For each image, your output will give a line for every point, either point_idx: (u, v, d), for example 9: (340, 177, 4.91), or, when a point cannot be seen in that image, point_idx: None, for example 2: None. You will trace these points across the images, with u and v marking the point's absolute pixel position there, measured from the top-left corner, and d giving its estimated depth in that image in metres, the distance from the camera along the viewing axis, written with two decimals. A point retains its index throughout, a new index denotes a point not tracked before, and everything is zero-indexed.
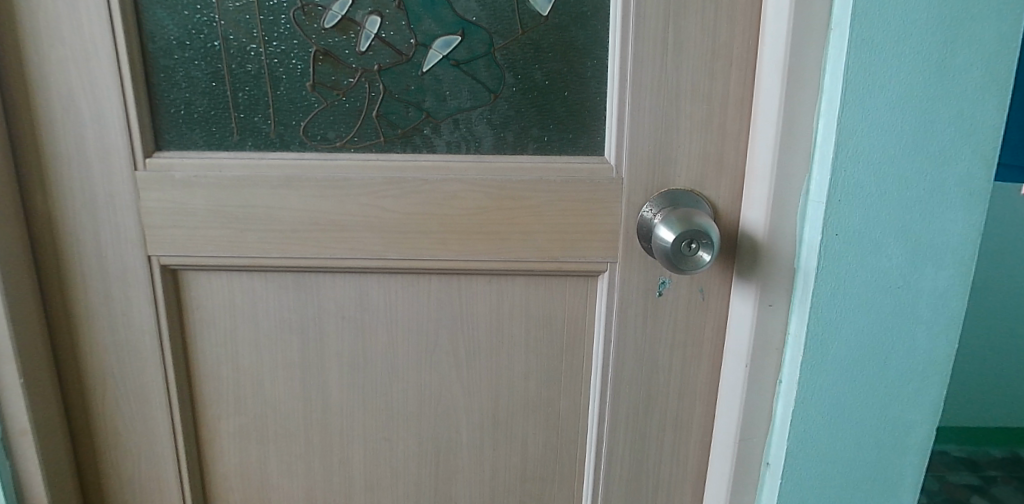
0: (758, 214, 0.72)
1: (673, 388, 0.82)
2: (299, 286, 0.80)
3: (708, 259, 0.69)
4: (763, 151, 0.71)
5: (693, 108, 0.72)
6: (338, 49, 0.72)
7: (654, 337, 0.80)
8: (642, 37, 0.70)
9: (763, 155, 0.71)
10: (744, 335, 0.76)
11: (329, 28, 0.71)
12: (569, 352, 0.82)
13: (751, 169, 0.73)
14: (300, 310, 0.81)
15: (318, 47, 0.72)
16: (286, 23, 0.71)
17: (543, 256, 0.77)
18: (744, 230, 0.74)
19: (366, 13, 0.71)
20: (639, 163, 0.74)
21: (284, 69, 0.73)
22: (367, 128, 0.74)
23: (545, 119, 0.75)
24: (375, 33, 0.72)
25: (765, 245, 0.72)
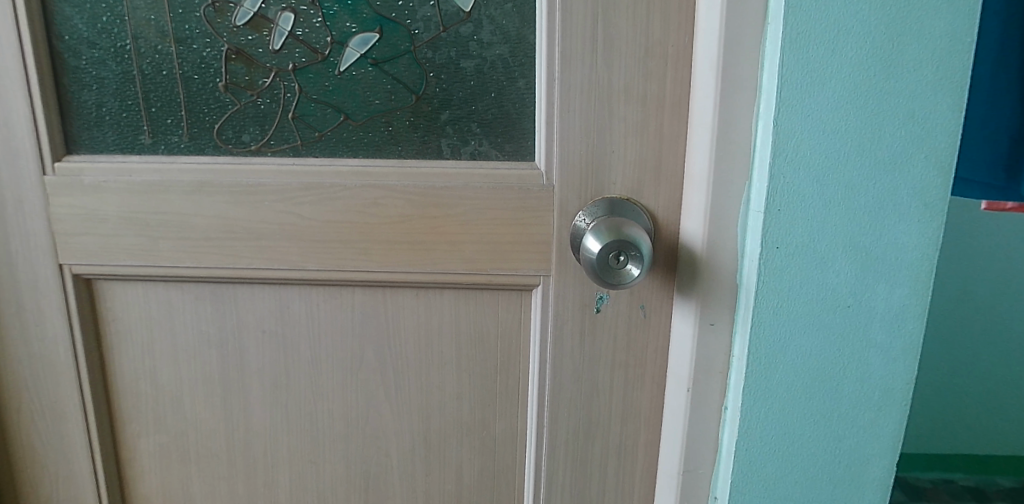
0: (697, 225, 0.67)
1: (615, 411, 0.76)
2: (218, 298, 0.76)
3: (638, 273, 0.64)
4: (700, 156, 0.66)
5: (627, 110, 0.68)
6: (251, 48, 0.69)
7: (592, 357, 0.74)
8: (569, 35, 0.66)
9: (700, 161, 0.66)
10: (686, 356, 0.70)
11: (241, 26, 0.68)
12: (503, 372, 0.77)
13: (690, 177, 0.68)
14: (219, 323, 0.76)
15: (231, 45, 0.68)
16: (197, 20, 0.68)
17: (470, 268, 0.72)
18: (683, 243, 0.69)
19: (279, 9, 0.68)
20: (570, 169, 0.69)
21: (197, 69, 0.69)
22: (283, 130, 0.71)
23: (470, 122, 0.70)
24: (289, 31, 0.68)
25: (704, 258, 0.67)
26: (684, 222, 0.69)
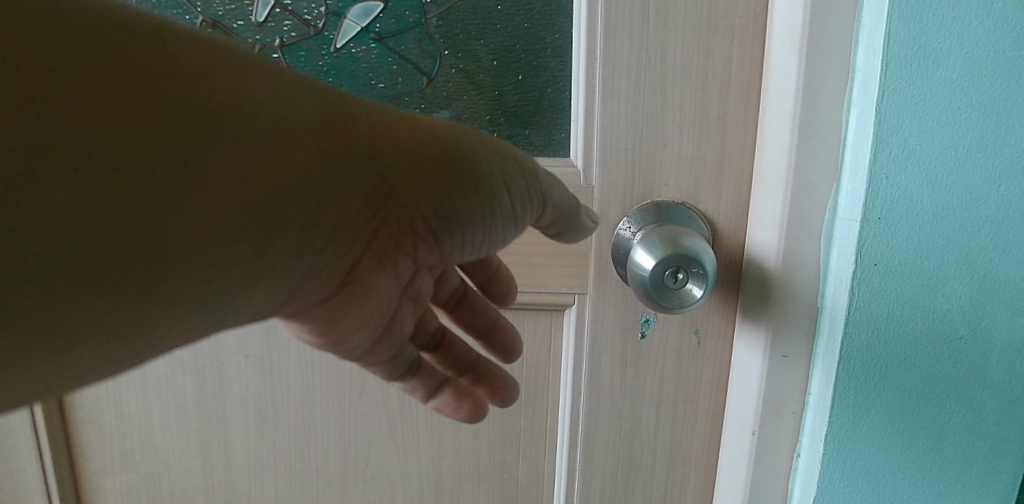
0: (768, 235, 0.55)
1: (662, 455, 0.64)
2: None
3: (700, 295, 0.52)
4: (776, 152, 0.53)
5: (682, 95, 0.56)
6: (230, 20, 0.58)
7: (635, 391, 0.62)
8: (614, 3, 0.54)
9: (776, 158, 0.53)
10: (752, 394, 0.58)
11: None
12: (529, 405, 0.65)
13: (760, 177, 0.55)
14: (194, 347, 0.65)
15: (209, 18, 0.58)
16: None
17: None
18: (750, 256, 0.57)
19: None
20: (613, 165, 0.57)
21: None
22: None
23: (493, 110, 0.59)
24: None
25: (778, 276, 0.55)
26: (753, 232, 0.57)
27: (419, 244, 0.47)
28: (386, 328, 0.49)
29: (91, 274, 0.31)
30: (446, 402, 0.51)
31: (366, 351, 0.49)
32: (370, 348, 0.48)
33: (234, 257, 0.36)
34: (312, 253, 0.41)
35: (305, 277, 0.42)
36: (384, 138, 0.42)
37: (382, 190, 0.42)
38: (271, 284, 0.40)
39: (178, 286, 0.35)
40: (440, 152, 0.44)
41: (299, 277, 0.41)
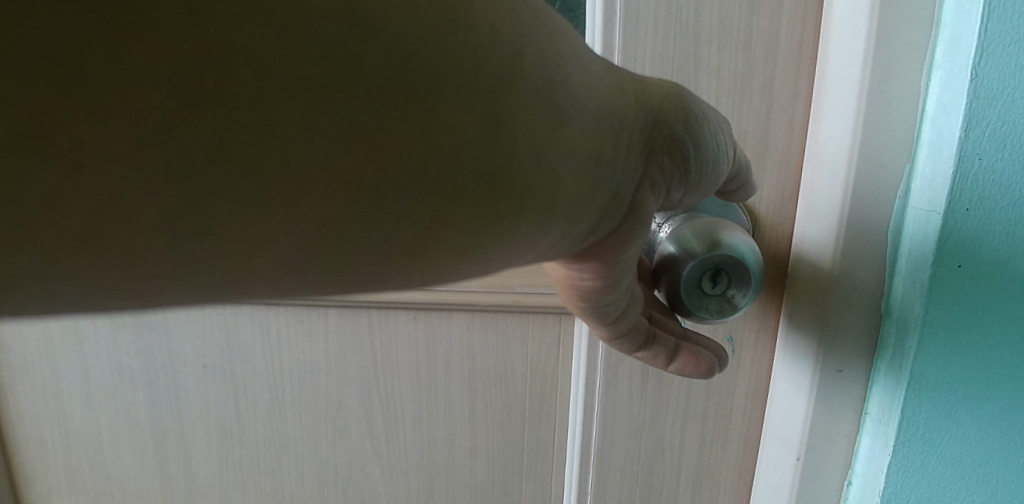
0: (823, 228, 0.45)
1: (687, 478, 0.55)
2: (142, 321, 0.55)
3: (743, 305, 0.44)
4: (835, 127, 0.43)
5: (719, 58, 0.46)
6: None
7: (657, 406, 0.53)
8: None
9: (834, 136, 0.44)
10: (798, 412, 0.49)
11: None
12: (533, 421, 0.56)
13: (813, 159, 0.45)
14: (144, 355, 0.56)
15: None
16: None
17: (491, 284, 0.52)
18: (798, 252, 0.48)
19: None
20: None
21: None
22: None
23: None
24: None
25: (832, 277, 0.46)
26: (803, 223, 0.47)
27: (676, 177, 0.35)
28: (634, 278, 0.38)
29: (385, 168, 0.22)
30: (686, 364, 0.40)
31: (624, 310, 0.37)
32: (624, 308, 0.37)
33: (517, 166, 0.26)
34: (598, 183, 0.31)
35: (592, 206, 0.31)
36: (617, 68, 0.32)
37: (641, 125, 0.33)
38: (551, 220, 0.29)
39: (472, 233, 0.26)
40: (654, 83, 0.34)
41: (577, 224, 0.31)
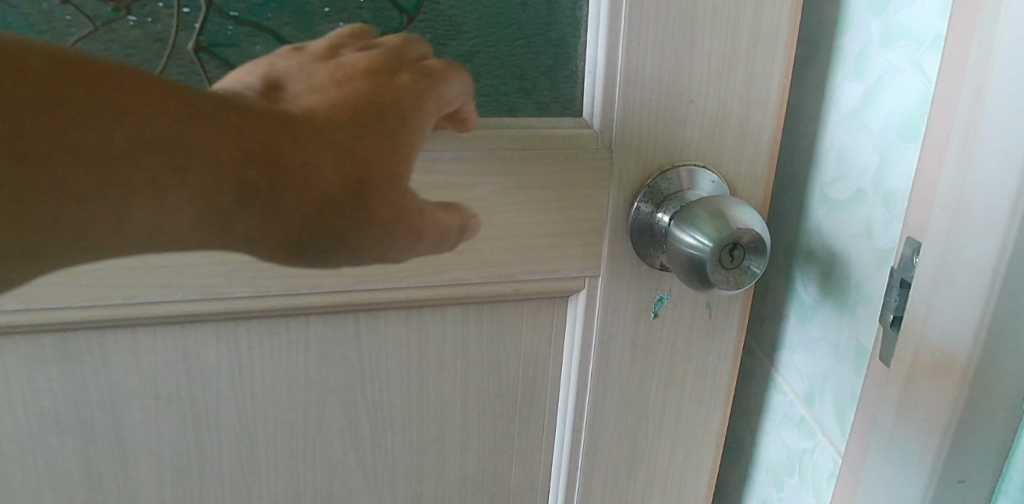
0: (959, 303, 0.33)
1: (667, 445, 0.57)
2: (71, 354, 0.44)
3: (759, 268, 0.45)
4: (990, 167, 0.31)
5: (710, 41, 0.46)
6: None
7: (648, 379, 0.54)
8: None
9: (989, 182, 0.31)
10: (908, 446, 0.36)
11: None
12: (524, 409, 0.55)
13: (953, 212, 0.32)
14: (77, 398, 0.45)
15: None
16: None
17: (493, 275, 0.49)
18: (917, 333, 0.35)
19: None
20: (636, 124, 0.47)
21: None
22: None
23: (492, 60, 0.46)
24: None
25: (965, 377, 0.33)
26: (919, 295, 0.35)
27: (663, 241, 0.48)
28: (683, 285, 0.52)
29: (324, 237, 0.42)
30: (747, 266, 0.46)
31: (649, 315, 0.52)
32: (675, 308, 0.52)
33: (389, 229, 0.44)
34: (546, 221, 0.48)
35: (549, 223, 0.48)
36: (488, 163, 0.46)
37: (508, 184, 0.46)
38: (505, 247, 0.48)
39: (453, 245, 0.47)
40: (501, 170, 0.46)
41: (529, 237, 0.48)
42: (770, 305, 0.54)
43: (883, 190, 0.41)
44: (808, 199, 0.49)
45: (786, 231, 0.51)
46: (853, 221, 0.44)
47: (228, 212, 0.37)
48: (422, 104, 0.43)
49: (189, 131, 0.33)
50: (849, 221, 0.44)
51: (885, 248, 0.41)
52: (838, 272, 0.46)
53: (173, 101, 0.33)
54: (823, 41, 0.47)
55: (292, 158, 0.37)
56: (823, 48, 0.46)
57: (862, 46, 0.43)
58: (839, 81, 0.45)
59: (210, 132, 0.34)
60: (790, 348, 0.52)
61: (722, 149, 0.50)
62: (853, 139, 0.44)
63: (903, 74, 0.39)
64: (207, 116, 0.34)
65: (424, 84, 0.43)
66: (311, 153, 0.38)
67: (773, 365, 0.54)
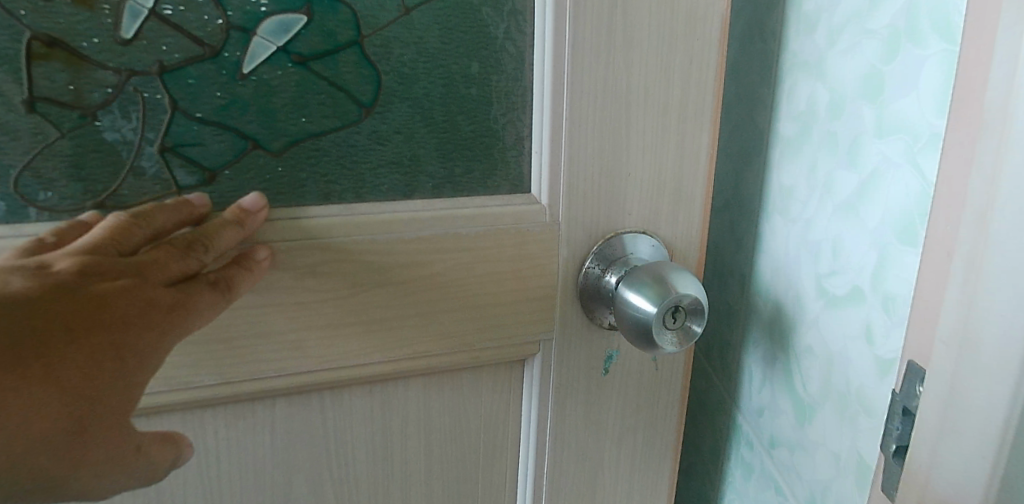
0: (972, 450, 0.31)
1: (623, 493, 0.60)
2: None
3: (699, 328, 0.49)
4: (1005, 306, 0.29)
5: (644, 122, 0.51)
6: (74, 37, 0.39)
7: (602, 432, 0.57)
8: (581, 22, 0.47)
9: (999, 321, 0.29)
10: None
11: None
12: (486, 469, 0.56)
13: (958, 351, 0.31)
14: None
15: (38, 31, 0.38)
16: None
17: (452, 345, 0.51)
18: (925, 474, 0.33)
19: None
20: (580, 198, 0.51)
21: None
22: (146, 175, 0.42)
23: (446, 146, 0.48)
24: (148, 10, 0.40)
25: None
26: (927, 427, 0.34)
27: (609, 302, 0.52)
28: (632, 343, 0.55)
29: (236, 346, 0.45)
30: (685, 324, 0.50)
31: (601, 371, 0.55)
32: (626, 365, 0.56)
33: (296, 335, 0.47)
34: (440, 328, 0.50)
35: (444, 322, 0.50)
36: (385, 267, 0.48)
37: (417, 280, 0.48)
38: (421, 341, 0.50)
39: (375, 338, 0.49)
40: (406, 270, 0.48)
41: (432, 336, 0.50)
42: (769, 398, 0.53)
43: (881, 293, 0.40)
44: (804, 289, 0.48)
45: (783, 317, 0.50)
46: (850, 320, 0.43)
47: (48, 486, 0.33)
48: (199, 312, 0.39)
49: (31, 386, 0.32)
50: (847, 320, 0.43)
51: (887, 357, 0.40)
52: (837, 372, 0.45)
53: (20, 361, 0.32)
54: (811, 124, 0.46)
55: (91, 453, 0.34)
56: (814, 130, 0.45)
57: (854, 135, 0.42)
58: (831, 168, 0.44)
59: (66, 377, 0.33)
60: (791, 447, 0.51)
61: (659, 216, 0.54)
62: (847, 233, 0.43)
63: (898, 170, 0.38)
64: (46, 376, 0.33)
65: (203, 300, 0.39)
66: (111, 447, 0.35)
67: (773, 465, 0.53)
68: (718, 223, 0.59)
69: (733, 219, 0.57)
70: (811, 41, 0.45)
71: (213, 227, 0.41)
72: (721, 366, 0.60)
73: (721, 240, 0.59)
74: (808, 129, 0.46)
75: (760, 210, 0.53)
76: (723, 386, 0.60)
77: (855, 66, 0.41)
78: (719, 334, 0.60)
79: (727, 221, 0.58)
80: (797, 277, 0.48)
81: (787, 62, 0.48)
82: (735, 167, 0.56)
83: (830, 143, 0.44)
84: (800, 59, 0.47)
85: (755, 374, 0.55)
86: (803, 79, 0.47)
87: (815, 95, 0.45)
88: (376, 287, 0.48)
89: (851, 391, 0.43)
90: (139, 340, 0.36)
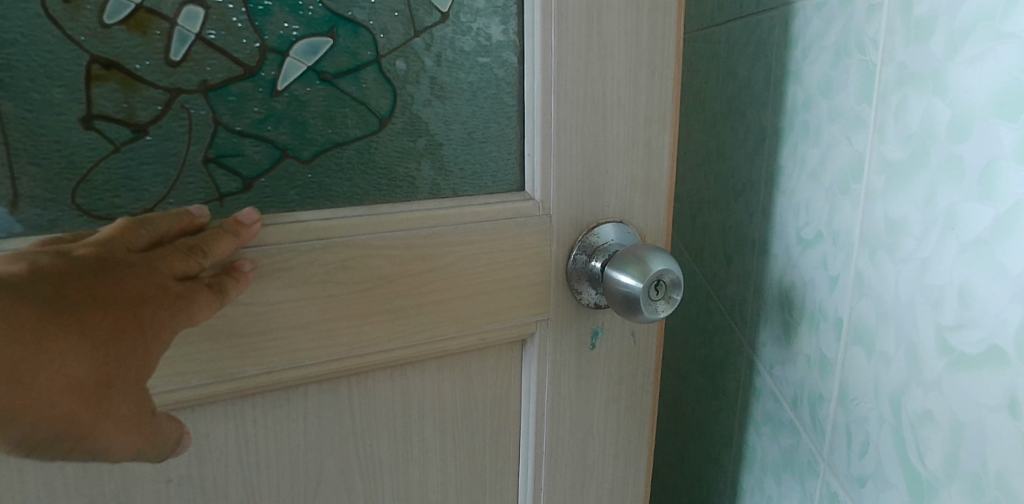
0: None
1: (611, 456, 0.67)
2: None
3: (677, 296, 0.56)
4: None
5: (617, 125, 0.59)
6: (129, 59, 0.43)
7: (592, 402, 0.64)
8: (563, 39, 0.55)
9: None
10: None
11: (112, 25, 0.42)
12: (493, 443, 0.62)
13: None
14: (91, 489, 0.47)
15: (97, 54, 0.42)
16: (21, 12, 0.40)
17: (464, 329, 0.57)
18: None
19: (178, 1, 0.43)
20: (568, 193, 0.58)
21: (29, 96, 0.41)
22: (191, 184, 0.46)
23: (452, 151, 0.55)
24: (195, 35, 0.44)
25: None
26: None
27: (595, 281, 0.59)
28: (615, 319, 0.63)
29: (274, 332, 0.50)
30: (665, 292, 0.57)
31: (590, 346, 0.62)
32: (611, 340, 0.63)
33: (328, 324, 0.51)
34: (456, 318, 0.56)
35: (457, 308, 0.56)
36: (406, 262, 0.53)
37: (433, 271, 0.54)
38: (439, 328, 0.56)
39: (398, 327, 0.54)
40: (423, 263, 0.54)
41: (448, 324, 0.56)
42: (875, 464, 0.48)
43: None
44: (919, 344, 0.44)
45: (895, 373, 0.46)
46: (984, 384, 0.39)
47: (81, 428, 0.38)
48: (200, 307, 0.44)
49: (75, 334, 0.37)
50: (982, 383, 0.39)
51: None
52: (969, 445, 0.40)
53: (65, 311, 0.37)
54: (925, 151, 0.42)
55: (116, 405, 0.39)
56: (932, 155, 0.42)
57: (986, 161, 0.38)
58: (955, 201, 0.40)
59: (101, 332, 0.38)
60: None
61: (632, 207, 0.62)
62: (978, 281, 0.39)
63: None
64: (85, 324, 0.38)
65: (202, 297, 0.44)
66: (132, 402, 0.40)
67: None
68: (807, 260, 0.55)
69: (827, 253, 0.52)
70: (926, 57, 0.42)
71: (213, 236, 0.45)
72: (813, 421, 0.56)
73: (812, 279, 0.55)
74: (922, 157, 0.42)
75: (858, 248, 0.49)
76: (816, 445, 0.55)
77: (986, 84, 0.38)
78: (814, 386, 0.55)
79: (818, 258, 0.54)
80: (911, 329, 0.44)
81: (894, 77, 0.44)
82: (830, 198, 0.52)
83: (955, 170, 0.40)
84: (910, 72, 0.43)
85: (857, 436, 0.50)
86: (914, 101, 0.43)
87: (932, 116, 0.41)
88: (395, 279, 0.53)
89: (989, 469, 0.39)
90: (155, 313, 0.42)
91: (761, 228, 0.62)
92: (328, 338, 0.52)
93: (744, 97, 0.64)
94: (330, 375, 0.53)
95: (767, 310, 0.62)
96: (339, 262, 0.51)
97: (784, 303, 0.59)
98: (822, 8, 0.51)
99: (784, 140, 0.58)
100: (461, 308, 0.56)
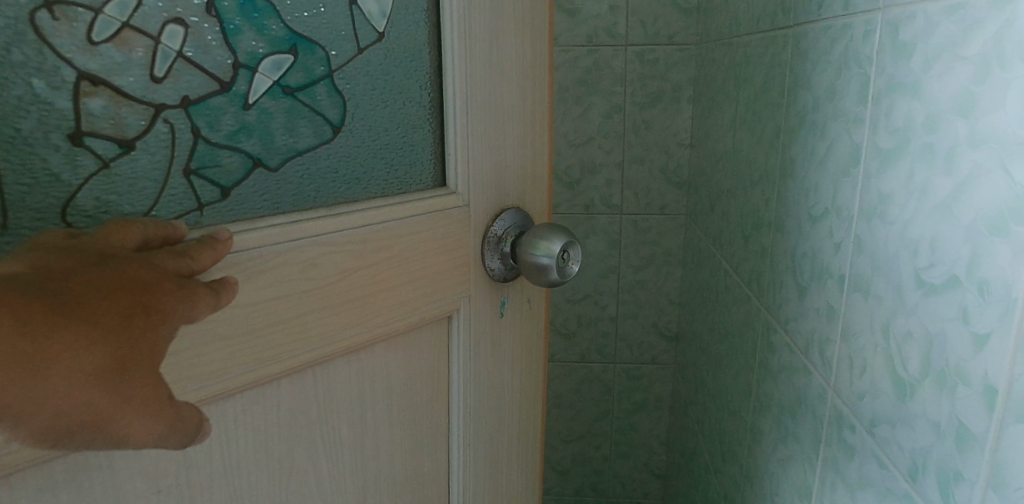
0: None
1: (518, 406, 0.79)
2: (80, 466, 0.46)
3: (576, 264, 0.70)
4: None
5: (517, 128, 0.70)
6: (117, 76, 0.43)
7: (504, 362, 0.75)
8: (477, 56, 0.64)
9: None
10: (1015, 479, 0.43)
11: (100, 42, 0.42)
12: (430, 410, 0.70)
13: None
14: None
15: (86, 71, 0.42)
16: (10, 30, 0.39)
17: (407, 310, 0.64)
18: None
19: (161, 20, 0.45)
20: (483, 187, 0.68)
21: (18, 114, 0.40)
22: (173, 196, 0.47)
23: (386, 154, 0.62)
24: (177, 52, 0.46)
25: None
26: None
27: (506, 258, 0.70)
28: (517, 290, 0.75)
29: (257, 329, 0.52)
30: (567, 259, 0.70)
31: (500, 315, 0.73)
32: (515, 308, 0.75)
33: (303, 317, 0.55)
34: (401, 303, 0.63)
35: (402, 291, 0.63)
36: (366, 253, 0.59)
37: (386, 259, 0.61)
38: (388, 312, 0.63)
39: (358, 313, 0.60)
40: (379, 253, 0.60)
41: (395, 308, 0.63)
42: None
43: None
44: None
45: None
46: None
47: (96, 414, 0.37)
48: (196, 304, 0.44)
49: (78, 324, 0.36)
50: None
51: None
52: None
53: (70, 302, 0.36)
54: None
55: (130, 391, 0.39)
56: None
57: None
58: None
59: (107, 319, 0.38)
60: None
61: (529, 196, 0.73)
62: None
63: None
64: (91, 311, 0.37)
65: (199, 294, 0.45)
66: (145, 389, 0.39)
67: None
68: (930, 307, 0.51)
69: (966, 300, 0.48)
70: None
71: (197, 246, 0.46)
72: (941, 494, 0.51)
73: (943, 330, 0.50)
74: None
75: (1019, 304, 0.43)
76: None
77: None
78: (944, 456, 0.50)
79: (954, 307, 0.49)
80: None
81: None
82: (972, 238, 0.47)
83: None
84: None
85: None
86: None
87: None
88: (356, 271, 0.58)
89: None
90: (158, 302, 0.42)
91: (867, 261, 0.60)
92: (301, 331, 0.56)
93: (826, 113, 0.69)
94: (303, 365, 0.57)
95: (874, 357, 0.59)
96: (313, 258, 0.55)
97: (900, 356, 0.55)
98: (958, 14, 0.49)
99: (900, 165, 0.55)
100: (405, 291, 0.63)
